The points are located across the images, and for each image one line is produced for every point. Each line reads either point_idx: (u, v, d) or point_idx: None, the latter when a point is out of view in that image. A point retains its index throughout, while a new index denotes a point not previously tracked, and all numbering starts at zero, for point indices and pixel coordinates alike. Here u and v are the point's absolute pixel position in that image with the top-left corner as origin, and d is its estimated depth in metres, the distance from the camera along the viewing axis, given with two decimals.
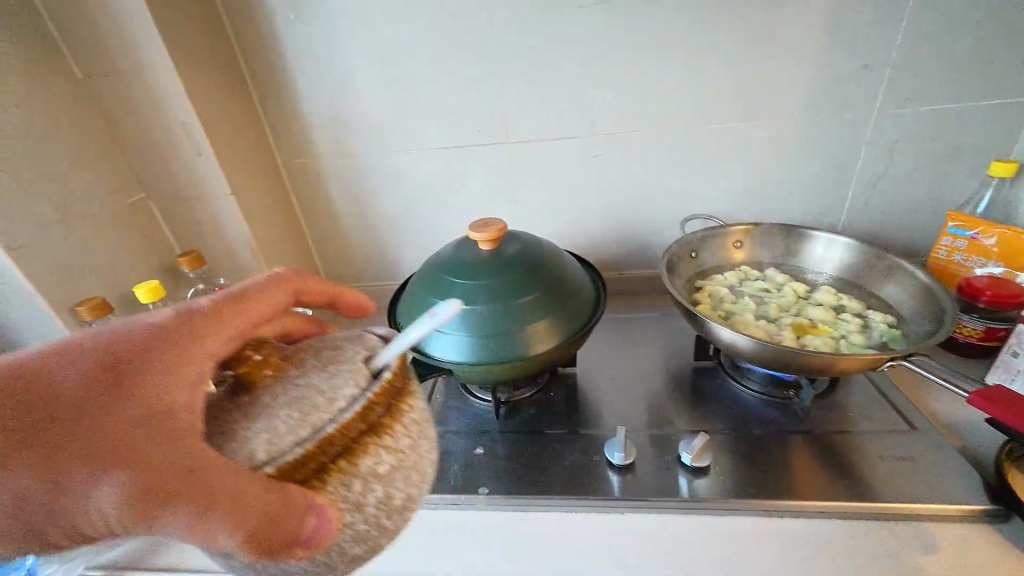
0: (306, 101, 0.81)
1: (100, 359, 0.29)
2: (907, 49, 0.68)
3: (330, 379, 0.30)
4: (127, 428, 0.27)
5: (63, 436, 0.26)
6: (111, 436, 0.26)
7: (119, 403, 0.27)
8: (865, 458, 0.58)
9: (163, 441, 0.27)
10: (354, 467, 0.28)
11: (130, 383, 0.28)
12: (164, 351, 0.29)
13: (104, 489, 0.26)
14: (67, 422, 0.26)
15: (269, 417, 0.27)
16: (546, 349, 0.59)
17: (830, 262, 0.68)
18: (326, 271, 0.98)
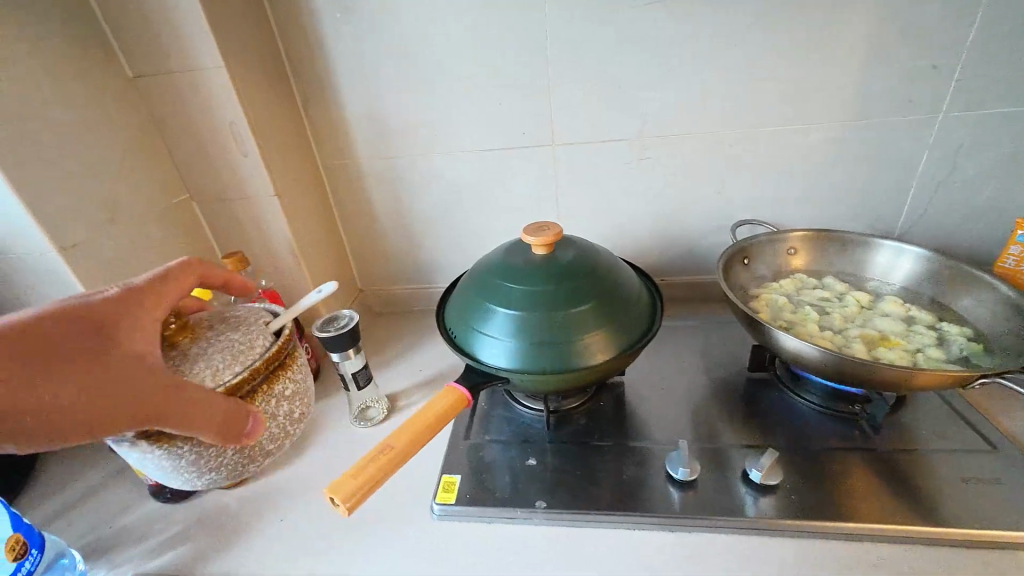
0: (349, 102, 0.80)
1: (86, 321, 0.40)
2: (978, 49, 0.65)
3: (243, 332, 0.48)
4: (124, 360, 0.40)
5: (81, 366, 0.39)
6: (105, 366, 0.39)
7: (106, 345, 0.40)
8: (944, 479, 0.54)
9: (137, 369, 0.39)
10: (271, 389, 0.49)
11: (107, 335, 0.40)
12: (90, 337, 0.40)
13: (109, 400, 0.38)
14: (84, 355, 0.39)
15: (209, 359, 0.44)
16: (604, 359, 0.57)
17: (896, 272, 0.65)
18: (361, 274, 0.97)
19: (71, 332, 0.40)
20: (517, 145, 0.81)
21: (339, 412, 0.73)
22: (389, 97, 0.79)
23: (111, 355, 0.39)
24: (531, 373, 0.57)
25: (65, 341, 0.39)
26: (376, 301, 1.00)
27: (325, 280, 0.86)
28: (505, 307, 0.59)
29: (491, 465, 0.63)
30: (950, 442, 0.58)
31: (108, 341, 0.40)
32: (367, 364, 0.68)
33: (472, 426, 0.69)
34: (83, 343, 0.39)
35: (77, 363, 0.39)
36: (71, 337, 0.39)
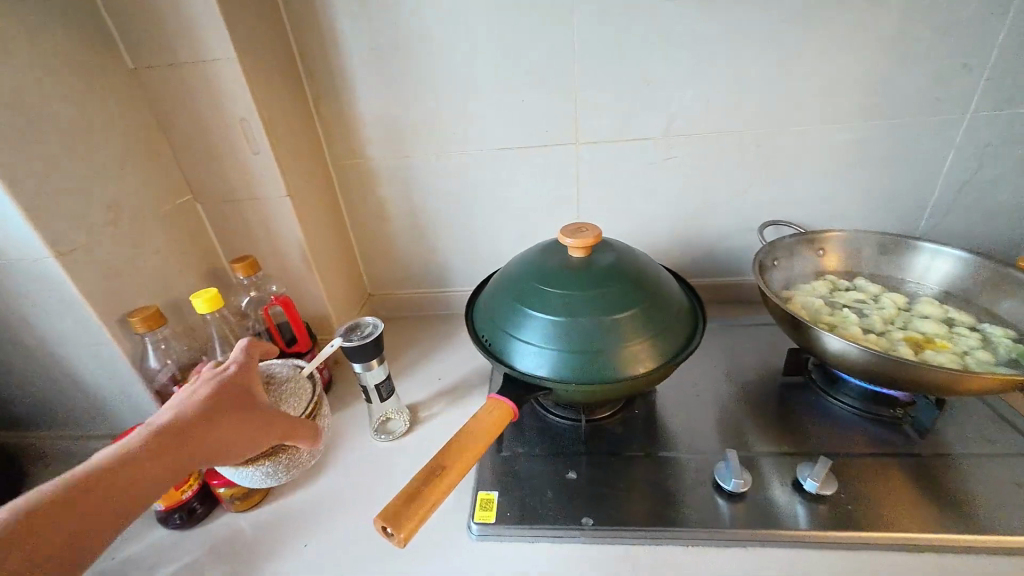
0: (364, 98, 0.76)
1: (223, 380, 0.50)
2: (1007, 49, 0.65)
3: (293, 379, 0.56)
4: (259, 402, 0.50)
5: (232, 410, 0.48)
6: (248, 406, 0.49)
7: (245, 393, 0.50)
8: (995, 483, 0.53)
9: (270, 408, 0.50)
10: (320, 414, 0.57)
11: (244, 387, 0.50)
12: (235, 400, 0.49)
13: (256, 431, 0.48)
14: (231, 402, 0.48)
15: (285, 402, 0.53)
16: (647, 367, 0.54)
17: (932, 273, 0.64)
18: (370, 279, 0.93)
19: (218, 389, 0.49)
20: (539, 143, 0.78)
21: (358, 425, 0.69)
22: (407, 94, 0.75)
23: (252, 405, 0.49)
24: (572, 383, 0.54)
25: (218, 395, 0.49)
26: (386, 307, 0.96)
27: (336, 286, 0.82)
28: (542, 313, 0.56)
29: (527, 479, 0.59)
30: (996, 446, 0.57)
31: (247, 390, 0.50)
32: (390, 374, 0.65)
33: (503, 438, 0.66)
34: (231, 404, 0.48)
35: (228, 409, 0.48)
36: (220, 392, 0.49)
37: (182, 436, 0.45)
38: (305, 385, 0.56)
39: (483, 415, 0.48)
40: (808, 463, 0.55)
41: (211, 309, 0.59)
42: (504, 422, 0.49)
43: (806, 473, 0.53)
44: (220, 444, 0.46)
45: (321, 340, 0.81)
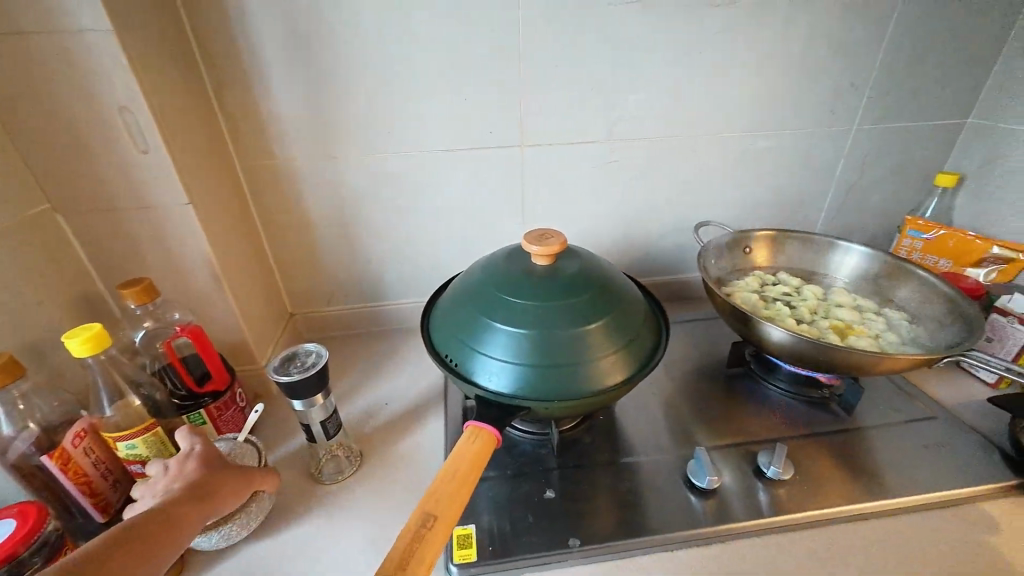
0: (284, 91, 0.66)
1: (196, 454, 0.46)
2: (882, 72, 0.76)
3: (237, 448, 0.54)
4: (237, 467, 0.48)
5: (219, 478, 0.45)
6: (230, 473, 0.47)
7: (223, 461, 0.47)
8: (905, 447, 0.61)
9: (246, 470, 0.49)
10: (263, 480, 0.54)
11: (218, 456, 0.47)
12: (218, 470, 0.46)
13: (239, 493, 0.47)
14: (216, 471, 0.46)
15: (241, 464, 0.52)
16: (619, 375, 0.54)
17: (840, 266, 0.73)
18: (293, 296, 0.82)
19: (195, 463, 0.45)
20: (483, 145, 0.74)
21: (297, 469, 0.60)
22: (336, 88, 0.67)
23: (233, 471, 0.47)
24: (548, 398, 0.51)
25: (200, 467, 0.45)
26: (313, 327, 0.85)
27: (254, 307, 0.70)
28: (512, 326, 0.53)
29: (503, 506, 0.56)
30: (901, 414, 0.66)
31: (222, 459, 0.47)
32: (336, 408, 0.56)
33: None
34: (216, 473, 0.45)
35: (213, 478, 0.45)
36: (200, 464, 0.45)
37: (203, 488, 0.44)
38: (250, 449, 0.54)
39: (465, 447, 0.46)
40: (765, 452, 0.59)
41: (94, 352, 0.46)
42: (488, 451, 0.47)
43: (767, 463, 0.57)
44: (233, 495, 0.46)
45: (239, 372, 0.69)
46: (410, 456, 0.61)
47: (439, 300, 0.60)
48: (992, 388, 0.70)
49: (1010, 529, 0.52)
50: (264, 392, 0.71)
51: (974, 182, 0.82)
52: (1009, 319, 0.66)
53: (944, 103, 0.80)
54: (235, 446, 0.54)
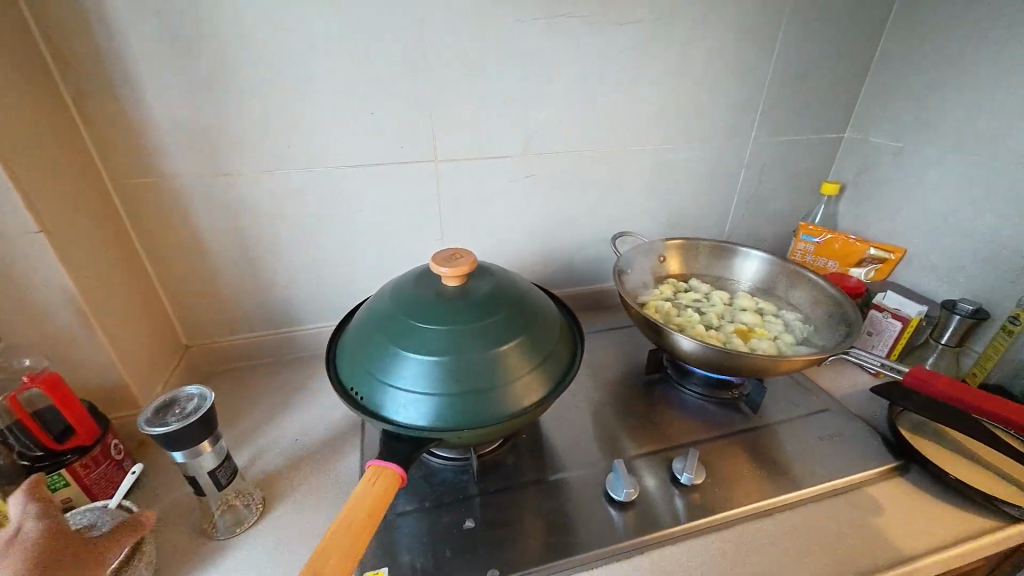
0: (161, 101, 0.60)
1: (30, 534, 0.40)
2: (772, 91, 0.82)
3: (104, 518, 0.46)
4: (88, 539, 0.42)
5: (60, 560, 0.40)
6: (78, 549, 0.41)
7: (70, 536, 0.42)
8: (801, 440, 0.66)
9: (103, 538, 0.43)
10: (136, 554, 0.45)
11: (62, 530, 0.42)
12: (63, 549, 0.40)
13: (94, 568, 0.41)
14: (56, 553, 0.40)
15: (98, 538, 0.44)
16: (536, 395, 0.53)
17: (743, 271, 0.77)
18: (188, 327, 0.74)
19: (28, 549, 0.40)
20: (395, 159, 0.71)
21: (185, 526, 0.53)
22: (226, 98, 0.62)
23: (82, 544, 0.42)
24: (459, 425, 0.49)
25: (33, 554, 0.39)
26: (213, 360, 0.77)
27: (135, 343, 0.62)
28: (420, 352, 0.50)
29: (423, 542, 0.53)
30: (800, 408, 0.71)
31: (70, 532, 0.42)
32: (230, 453, 0.51)
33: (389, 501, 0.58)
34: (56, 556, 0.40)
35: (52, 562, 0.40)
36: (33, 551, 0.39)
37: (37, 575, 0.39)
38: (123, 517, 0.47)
39: (366, 492, 0.43)
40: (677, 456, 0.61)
41: None
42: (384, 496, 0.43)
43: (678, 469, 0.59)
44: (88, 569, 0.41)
45: (116, 419, 0.61)
46: (320, 497, 0.56)
47: (349, 329, 0.56)
48: (874, 377, 0.77)
49: (890, 510, 0.56)
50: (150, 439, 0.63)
51: (852, 190, 0.91)
52: (884, 314, 0.73)
53: (827, 118, 0.88)
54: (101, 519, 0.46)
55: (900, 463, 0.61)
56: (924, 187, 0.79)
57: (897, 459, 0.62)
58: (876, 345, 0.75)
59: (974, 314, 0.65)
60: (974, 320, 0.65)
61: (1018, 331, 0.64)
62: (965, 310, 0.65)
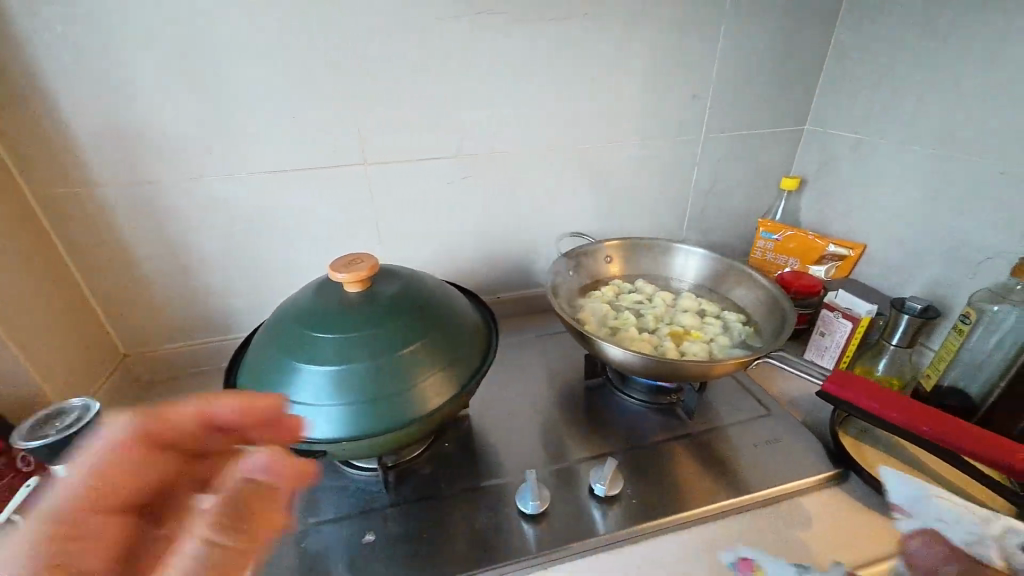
0: (74, 110, 0.60)
1: None
2: (721, 83, 0.79)
3: None
4: None
5: None
6: None
7: None
8: (738, 448, 0.62)
9: None
10: None
11: None
12: None
13: None
14: None
15: None
16: (444, 400, 0.51)
17: (687, 269, 0.74)
18: (124, 336, 0.74)
19: None
20: (322, 164, 0.70)
21: None
22: (142, 106, 0.61)
23: None
24: (353, 436, 0.48)
25: None
26: (152, 368, 0.77)
27: (59, 353, 0.62)
28: (315, 361, 0.49)
29: (325, 556, 0.51)
30: (744, 414, 0.68)
31: None
32: None
33: (296, 513, 0.55)
34: None
35: None
36: None
37: None
38: None
39: None
40: (597, 466, 0.58)
41: None
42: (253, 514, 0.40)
43: (593, 478, 0.55)
44: None
45: None
46: None
47: (251, 342, 0.54)
48: None
49: (822, 524, 0.53)
50: None
51: (813, 184, 0.87)
52: (835, 314, 0.70)
53: (784, 110, 0.84)
54: None
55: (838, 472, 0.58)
56: (882, 179, 0.75)
57: (836, 467, 0.58)
58: (827, 347, 0.71)
59: (923, 313, 0.61)
60: (922, 319, 0.61)
61: (968, 331, 0.60)
62: (914, 309, 0.62)
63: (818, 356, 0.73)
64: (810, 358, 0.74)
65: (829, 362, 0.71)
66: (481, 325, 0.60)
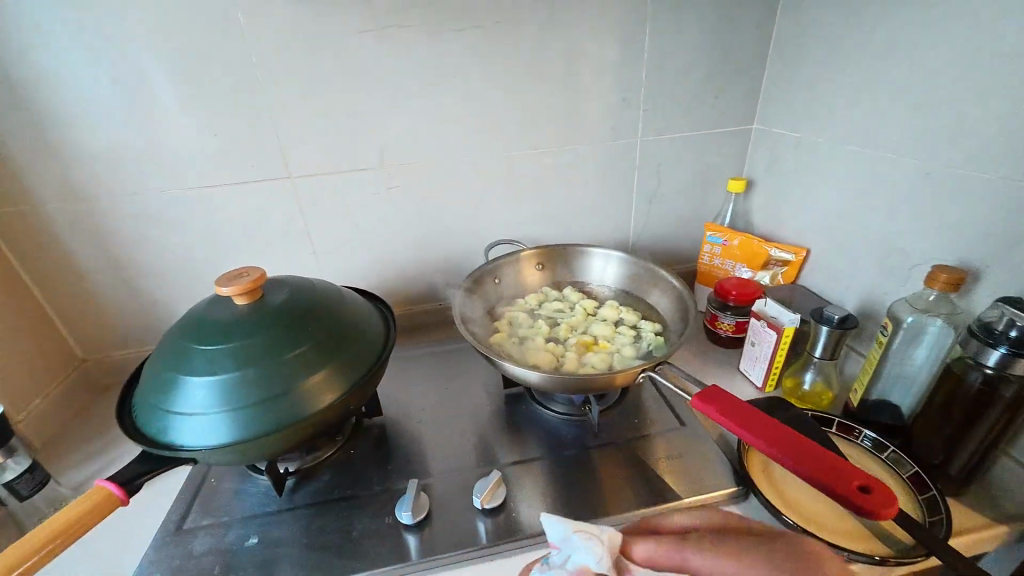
0: (13, 137, 0.65)
1: None
2: (653, 86, 0.77)
3: None
4: None
5: None
6: None
7: None
8: (644, 463, 0.61)
9: None
10: None
11: None
12: None
13: None
14: None
15: None
16: (335, 398, 0.53)
17: (609, 275, 0.75)
18: (82, 343, 0.80)
19: None
20: (250, 179, 0.73)
21: None
22: (74, 132, 0.66)
23: None
24: (233, 441, 0.48)
25: None
26: (109, 371, 0.82)
27: (9, 359, 0.68)
28: (198, 373, 0.49)
29: (200, 557, 0.52)
30: (661, 426, 0.66)
31: None
32: (37, 467, 0.55)
33: (189, 511, 0.57)
34: None
35: None
36: None
37: None
38: None
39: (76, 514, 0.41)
40: (483, 477, 0.57)
41: None
42: (100, 518, 0.41)
43: (474, 490, 0.55)
44: None
45: None
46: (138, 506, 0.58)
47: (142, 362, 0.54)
48: (759, 392, 0.69)
49: None
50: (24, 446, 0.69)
51: (762, 185, 0.84)
52: (762, 323, 0.66)
53: (727, 110, 0.81)
54: None
55: (738, 490, 0.56)
56: (823, 180, 0.71)
57: (736, 485, 0.56)
58: (758, 358, 0.68)
59: (841, 324, 0.58)
60: (840, 329, 0.58)
61: (887, 343, 0.57)
62: (832, 318, 0.59)
63: (750, 367, 0.70)
64: (744, 368, 0.71)
65: (759, 373, 0.68)
66: (380, 328, 0.63)
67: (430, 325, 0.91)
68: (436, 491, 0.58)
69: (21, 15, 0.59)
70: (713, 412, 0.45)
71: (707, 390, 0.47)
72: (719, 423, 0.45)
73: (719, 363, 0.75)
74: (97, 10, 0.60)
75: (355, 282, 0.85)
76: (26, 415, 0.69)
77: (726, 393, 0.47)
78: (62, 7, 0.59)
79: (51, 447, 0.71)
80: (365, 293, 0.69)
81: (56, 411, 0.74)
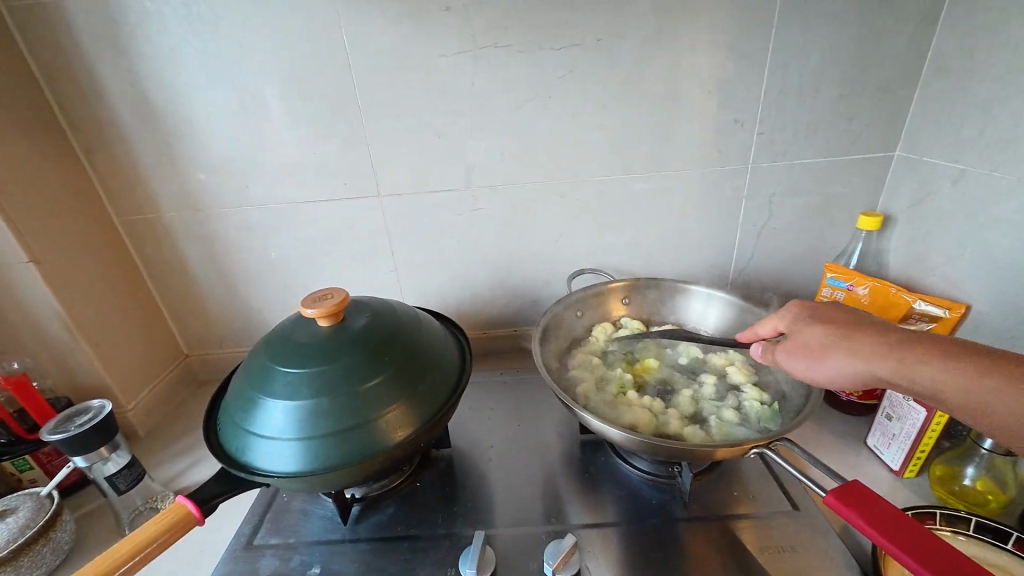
0: (143, 152, 0.71)
1: None
2: (772, 107, 0.68)
3: (25, 499, 0.54)
4: None
5: None
6: None
7: None
8: (743, 549, 0.52)
9: None
10: (55, 533, 0.53)
11: None
12: None
13: None
14: None
15: (24, 506, 0.54)
16: (409, 434, 0.50)
17: (710, 319, 0.68)
18: (188, 340, 0.86)
19: None
20: (343, 196, 0.75)
21: (102, 516, 0.61)
22: (193, 147, 0.71)
23: None
24: (304, 471, 0.47)
25: None
26: (207, 369, 0.89)
27: (127, 354, 0.74)
28: (278, 397, 0.49)
29: None
30: (764, 506, 0.57)
31: None
32: (135, 464, 0.59)
33: (259, 527, 0.57)
34: None
35: None
36: None
37: None
38: (47, 503, 0.54)
39: (154, 528, 0.42)
40: (557, 539, 0.52)
41: None
42: (177, 535, 0.43)
43: (546, 554, 0.50)
44: None
45: None
46: (214, 515, 0.61)
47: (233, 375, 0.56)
48: (895, 477, 0.57)
49: None
50: (133, 434, 0.75)
51: (903, 222, 0.70)
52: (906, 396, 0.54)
53: (861, 133, 0.69)
54: (29, 503, 0.54)
55: None
56: (994, 224, 0.58)
57: None
58: (896, 436, 0.56)
59: None
60: None
61: None
62: None
63: (882, 445, 0.58)
64: (873, 444, 0.60)
65: (894, 456, 0.56)
66: (456, 360, 0.60)
67: (503, 350, 0.87)
68: (501, 543, 0.54)
69: (159, 43, 0.65)
70: (854, 515, 0.39)
71: (846, 486, 0.41)
72: (862, 530, 0.38)
73: (840, 432, 0.64)
74: (222, 36, 0.64)
75: (433, 301, 0.84)
76: (136, 405, 0.75)
77: (877, 495, 0.41)
78: (192, 36, 0.64)
79: (152, 437, 0.76)
80: (437, 314, 0.67)
81: (162, 402, 0.80)
